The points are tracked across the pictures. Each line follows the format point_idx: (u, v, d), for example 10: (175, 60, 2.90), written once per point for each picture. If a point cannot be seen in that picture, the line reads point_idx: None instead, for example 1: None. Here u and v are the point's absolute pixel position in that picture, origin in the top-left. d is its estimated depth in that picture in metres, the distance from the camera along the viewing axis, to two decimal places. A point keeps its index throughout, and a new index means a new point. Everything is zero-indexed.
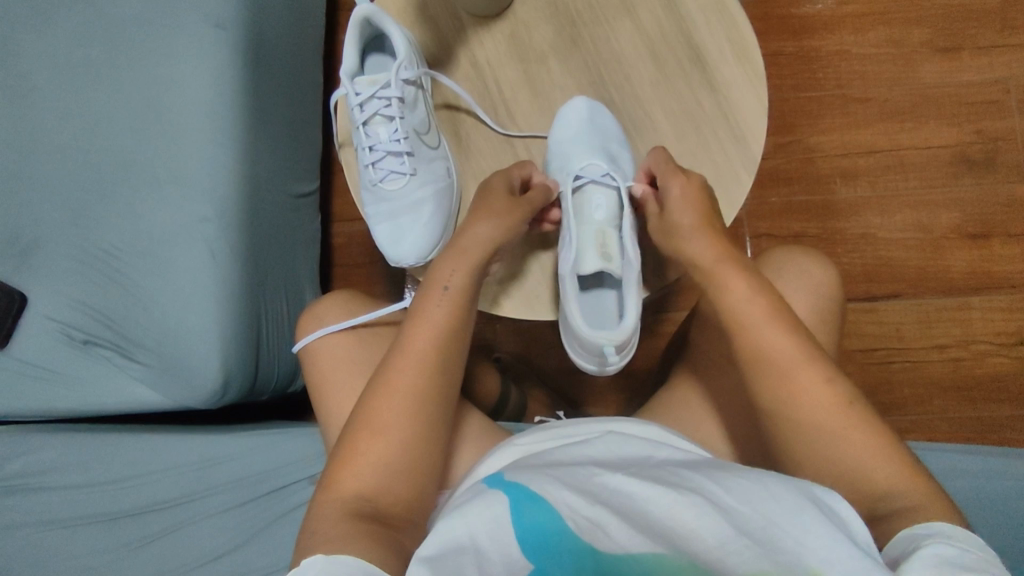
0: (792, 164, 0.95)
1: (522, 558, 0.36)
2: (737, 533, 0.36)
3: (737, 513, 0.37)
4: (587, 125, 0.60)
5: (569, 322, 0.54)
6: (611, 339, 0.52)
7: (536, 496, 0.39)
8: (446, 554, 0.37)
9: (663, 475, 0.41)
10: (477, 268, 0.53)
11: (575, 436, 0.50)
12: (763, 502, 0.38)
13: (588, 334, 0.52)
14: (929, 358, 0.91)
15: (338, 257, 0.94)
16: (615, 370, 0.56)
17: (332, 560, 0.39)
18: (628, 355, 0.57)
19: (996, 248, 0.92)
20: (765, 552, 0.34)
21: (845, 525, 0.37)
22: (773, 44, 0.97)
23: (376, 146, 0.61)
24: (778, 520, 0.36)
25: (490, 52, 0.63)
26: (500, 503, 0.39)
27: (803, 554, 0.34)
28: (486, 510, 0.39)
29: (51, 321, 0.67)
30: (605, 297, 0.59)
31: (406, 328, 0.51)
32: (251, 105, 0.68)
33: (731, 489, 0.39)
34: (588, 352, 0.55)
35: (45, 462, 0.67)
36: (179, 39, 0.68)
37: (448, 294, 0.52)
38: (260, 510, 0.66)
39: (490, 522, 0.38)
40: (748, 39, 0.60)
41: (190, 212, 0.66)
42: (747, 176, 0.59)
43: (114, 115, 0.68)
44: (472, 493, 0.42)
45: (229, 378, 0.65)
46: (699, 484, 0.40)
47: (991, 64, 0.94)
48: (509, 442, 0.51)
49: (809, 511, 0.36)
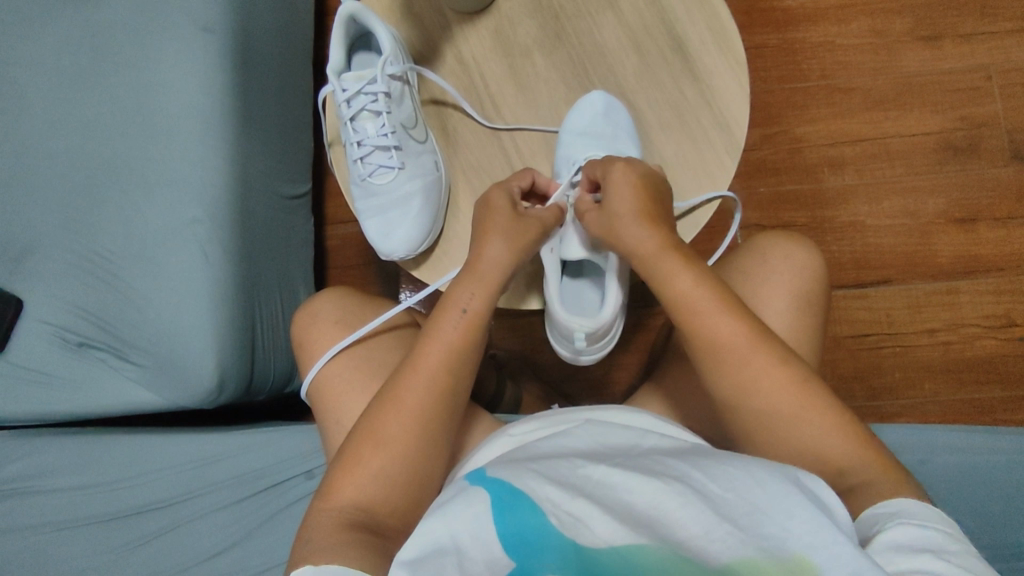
0: (779, 155, 0.96)
1: (504, 557, 0.35)
2: (720, 520, 0.35)
3: (722, 500, 0.37)
4: (600, 117, 0.60)
5: (548, 305, 0.55)
6: (584, 326, 0.53)
7: (516, 490, 0.38)
8: (429, 557, 0.36)
9: (647, 464, 0.41)
10: (468, 282, 0.53)
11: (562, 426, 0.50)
12: (747, 488, 0.37)
13: (561, 318, 0.53)
14: (920, 343, 0.92)
15: (332, 258, 0.94)
16: (590, 357, 0.58)
17: (320, 569, 0.39)
18: (606, 348, 0.58)
19: (983, 232, 0.93)
20: (749, 537, 0.34)
21: (834, 515, 0.37)
22: (757, 37, 0.98)
23: (364, 141, 0.62)
24: (762, 507, 0.36)
25: (476, 47, 0.64)
26: (483, 503, 0.38)
27: (788, 539, 0.34)
28: (467, 510, 0.38)
29: (46, 325, 0.68)
30: (586, 286, 0.61)
31: (420, 345, 0.51)
32: (241, 107, 0.69)
33: (713, 475, 0.39)
34: (563, 337, 0.56)
35: (41, 465, 0.67)
36: (168, 43, 0.68)
37: (463, 316, 0.52)
38: (256, 508, 0.66)
39: (473, 523, 0.37)
40: (729, 29, 0.61)
41: (182, 213, 0.66)
42: (731, 161, 0.60)
43: (104, 118, 0.69)
44: (455, 490, 0.41)
45: (224, 376, 0.66)
46: (683, 473, 0.39)
47: (972, 52, 0.96)
48: (506, 430, 0.51)
49: (794, 498, 0.36)
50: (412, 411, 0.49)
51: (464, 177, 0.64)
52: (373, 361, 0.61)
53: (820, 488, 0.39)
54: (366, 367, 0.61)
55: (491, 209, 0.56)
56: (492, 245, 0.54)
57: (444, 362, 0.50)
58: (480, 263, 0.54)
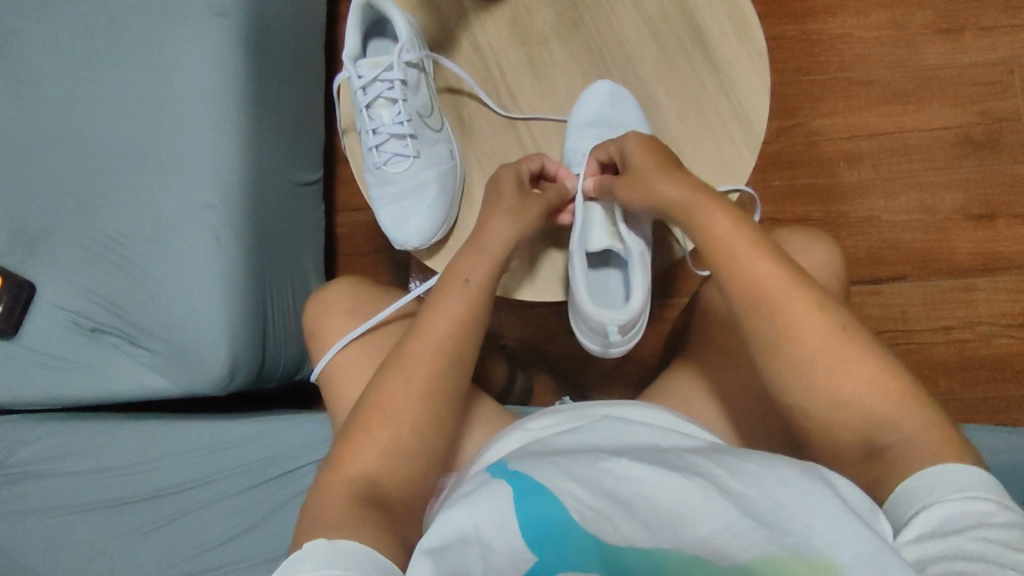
0: (795, 148, 0.95)
1: (526, 551, 0.35)
2: (742, 516, 0.35)
3: (744, 496, 0.36)
4: (607, 106, 0.60)
5: (575, 299, 0.54)
6: (615, 318, 0.52)
7: (538, 483, 0.37)
8: (450, 548, 0.35)
9: (667, 459, 0.40)
10: (472, 256, 0.53)
11: (576, 420, 0.50)
12: (771, 485, 0.37)
13: (590, 311, 0.52)
14: (935, 340, 0.91)
15: (342, 246, 0.94)
16: (619, 350, 0.57)
17: (333, 543, 0.39)
18: (635, 337, 0.57)
19: (1001, 228, 0.92)
20: (772, 533, 0.34)
21: (851, 502, 0.37)
22: (774, 28, 0.97)
23: (380, 128, 0.61)
24: (785, 503, 0.35)
25: (492, 35, 0.63)
26: (505, 494, 0.37)
27: (810, 536, 0.33)
28: (490, 502, 0.37)
29: (60, 310, 0.68)
30: (610, 277, 0.60)
31: (424, 314, 0.51)
32: (254, 92, 0.69)
33: (734, 471, 0.38)
34: (593, 332, 0.56)
35: (56, 449, 0.67)
36: (183, 27, 0.68)
37: (467, 287, 0.52)
38: (268, 494, 0.67)
39: (495, 516, 0.36)
40: (750, 18, 0.60)
41: (196, 198, 0.66)
42: (749, 153, 0.59)
43: (118, 103, 0.68)
44: (476, 483, 0.40)
45: (236, 364, 0.66)
46: (704, 468, 0.39)
47: (993, 45, 0.94)
48: (521, 424, 0.51)
49: (816, 493, 0.36)
50: (416, 381, 0.48)
51: (479, 166, 0.63)
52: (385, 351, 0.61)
53: (838, 482, 0.39)
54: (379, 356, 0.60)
55: (499, 190, 0.57)
56: (499, 221, 0.55)
57: (451, 331, 0.50)
58: (487, 239, 0.54)
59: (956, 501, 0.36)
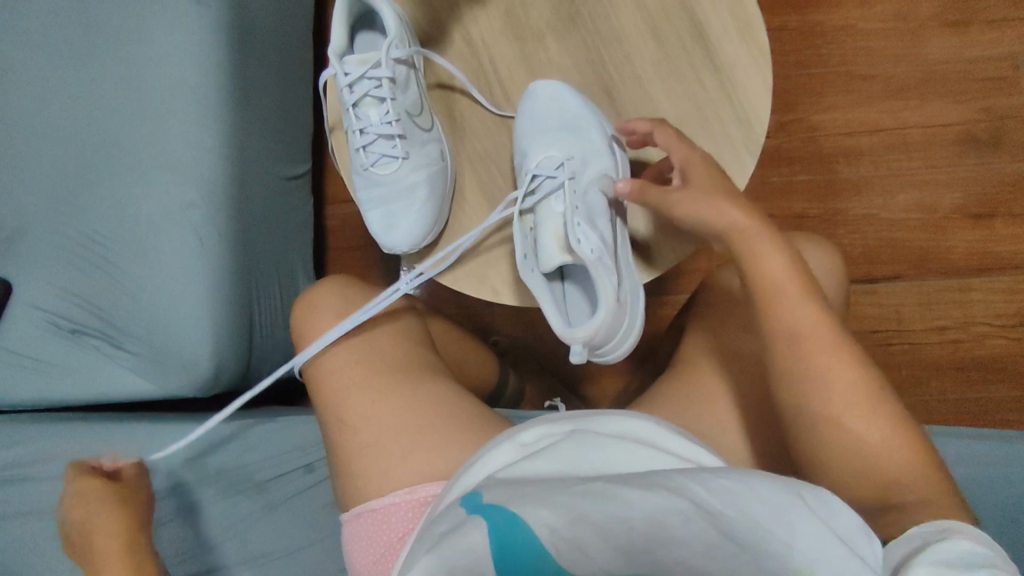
0: (794, 143, 0.93)
1: None
2: (722, 538, 0.34)
3: (723, 516, 0.35)
4: (539, 115, 0.58)
5: (548, 320, 0.53)
6: (579, 336, 0.50)
7: (512, 516, 0.34)
8: None
9: (643, 477, 0.38)
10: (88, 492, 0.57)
11: (557, 435, 0.46)
12: (747, 502, 0.35)
13: (557, 333, 0.51)
14: (928, 341, 0.90)
15: (332, 239, 0.92)
16: (615, 358, 0.55)
17: None
18: (628, 343, 0.55)
19: (999, 228, 0.91)
20: (753, 557, 0.33)
21: (835, 526, 0.35)
22: (776, 19, 0.94)
23: (367, 128, 0.59)
24: (763, 523, 0.34)
25: (485, 29, 0.61)
26: (479, 533, 0.34)
27: (790, 556, 0.33)
28: (462, 541, 0.34)
29: (38, 310, 0.66)
30: (595, 285, 0.57)
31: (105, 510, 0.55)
32: (238, 86, 0.66)
33: (710, 485, 0.36)
34: (580, 346, 0.54)
35: (38, 453, 0.66)
36: (162, 17, 0.65)
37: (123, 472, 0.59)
38: (255, 499, 0.66)
39: (468, 557, 0.33)
40: (754, 15, 0.57)
41: (176, 197, 0.64)
42: (750, 157, 0.57)
43: (96, 96, 0.66)
44: (452, 522, 0.38)
45: (221, 367, 0.64)
46: (679, 483, 0.37)
47: (1000, 39, 0.92)
48: (495, 441, 0.47)
49: (795, 513, 0.35)
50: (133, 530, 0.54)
51: (471, 167, 0.61)
52: (376, 359, 0.59)
53: (839, 514, 0.36)
54: (369, 364, 0.58)
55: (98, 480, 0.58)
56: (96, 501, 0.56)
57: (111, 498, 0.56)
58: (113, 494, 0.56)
59: (961, 542, 0.35)
